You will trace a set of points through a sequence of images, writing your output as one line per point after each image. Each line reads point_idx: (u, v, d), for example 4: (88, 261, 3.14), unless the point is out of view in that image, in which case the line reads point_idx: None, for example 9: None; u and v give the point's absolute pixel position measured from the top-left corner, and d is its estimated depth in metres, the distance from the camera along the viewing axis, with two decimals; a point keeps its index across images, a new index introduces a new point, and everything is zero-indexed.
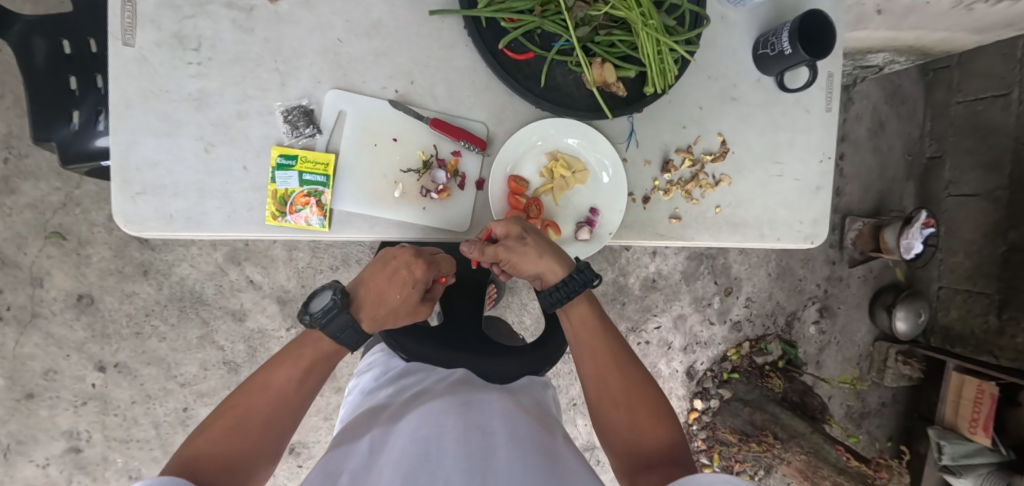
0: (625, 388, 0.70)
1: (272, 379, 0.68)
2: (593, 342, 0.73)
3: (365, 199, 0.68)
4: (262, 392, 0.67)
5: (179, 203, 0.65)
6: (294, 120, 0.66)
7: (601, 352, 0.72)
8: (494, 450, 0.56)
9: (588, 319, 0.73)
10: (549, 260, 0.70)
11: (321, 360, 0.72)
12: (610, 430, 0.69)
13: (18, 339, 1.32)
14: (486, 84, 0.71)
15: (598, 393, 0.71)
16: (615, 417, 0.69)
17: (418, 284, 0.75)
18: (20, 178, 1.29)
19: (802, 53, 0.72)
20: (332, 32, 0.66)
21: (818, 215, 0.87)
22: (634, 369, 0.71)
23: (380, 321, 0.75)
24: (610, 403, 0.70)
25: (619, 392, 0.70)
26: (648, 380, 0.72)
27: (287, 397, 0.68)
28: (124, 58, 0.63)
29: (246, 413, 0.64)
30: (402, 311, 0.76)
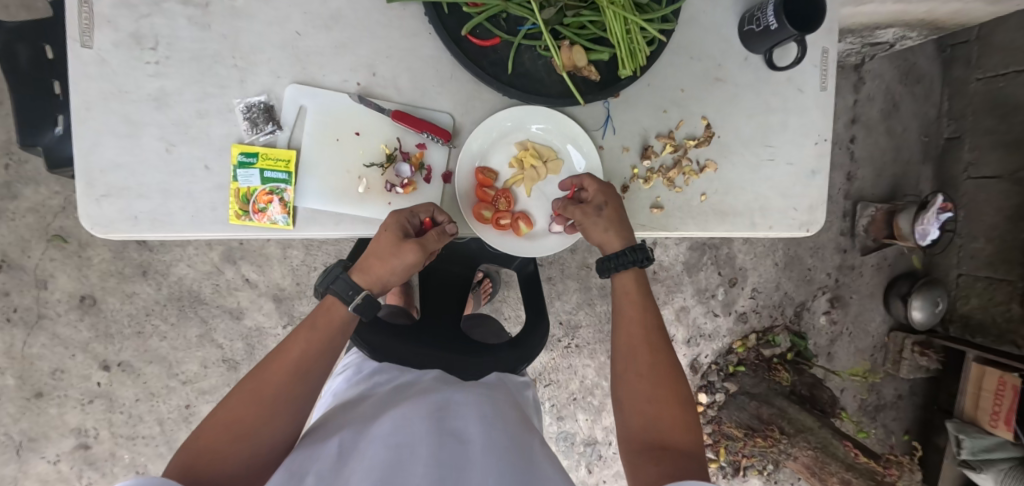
0: (654, 364, 0.62)
1: (284, 345, 0.62)
2: (629, 309, 0.67)
3: (328, 196, 0.67)
4: (275, 359, 0.61)
5: (142, 204, 0.65)
6: (254, 117, 0.65)
7: (637, 320, 0.65)
8: (469, 461, 0.52)
9: (631, 284, 0.67)
10: (614, 230, 0.67)
11: (336, 327, 0.64)
12: (629, 408, 0.61)
13: (25, 340, 1.36)
14: (452, 74, 0.69)
15: (625, 362, 0.64)
16: (639, 392, 0.61)
17: (390, 224, 0.65)
18: (21, 183, 1.32)
19: (789, 27, 0.67)
20: (291, 25, 0.66)
21: (814, 202, 0.82)
22: (666, 348, 0.64)
23: (374, 274, 0.65)
24: (636, 377, 0.62)
25: (647, 366, 0.62)
26: (676, 366, 0.64)
27: (300, 364, 0.60)
28: (83, 60, 0.62)
29: (256, 380, 0.58)
30: (384, 254, 0.64)
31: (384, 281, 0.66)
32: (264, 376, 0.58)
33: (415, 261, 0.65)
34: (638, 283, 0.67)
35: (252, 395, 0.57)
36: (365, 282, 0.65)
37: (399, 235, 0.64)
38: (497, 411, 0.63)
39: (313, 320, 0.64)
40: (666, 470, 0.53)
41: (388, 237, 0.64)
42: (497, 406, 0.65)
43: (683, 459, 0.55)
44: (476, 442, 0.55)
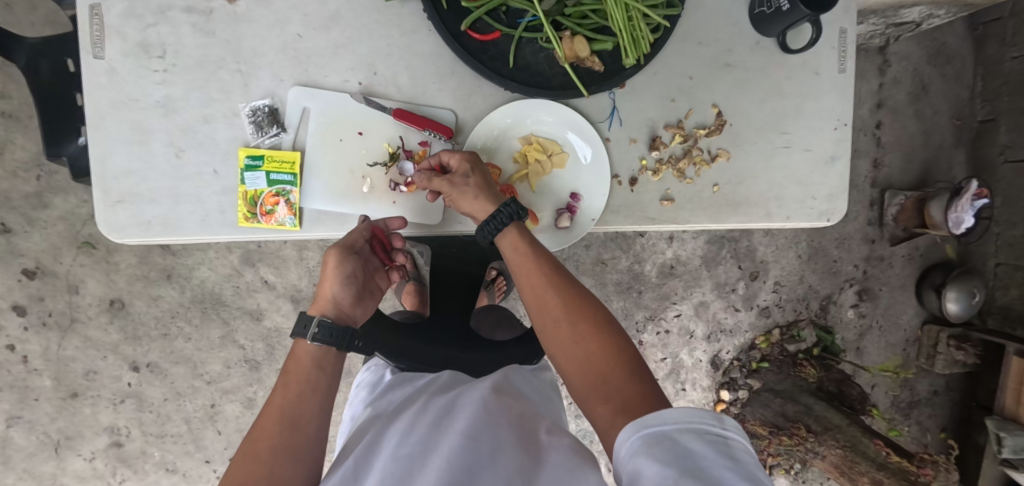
0: (564, 305, 0.56)
1: (273, 400, 0.60)
2: (520, 264, 0.61)
3: (335, 197, 0.68)
4: (260, 419, 0.59)
5: (155, 208, 0.66)
6: (259, 120, 0.66)
7: (531, 272, 0.59)
8: (479, 460, 0.50)
9: (519, 237, 0.62)
10: (484, 195, 0.64)
11: (318, 365, 0.64)
12: (560, 358, 0.55)
13: (60, 342, 1.42)
14: (452, 70, 0.68)
15: (538, 318, 0.58)
16: (561, 340, 0.55)
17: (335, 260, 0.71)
18: (51, 193, 1.37)
19: (802, 7, 0.64)
20: (291, 27, 0.66)
21: (835, 189, 0.78)
22: (570, 284, 0.58)
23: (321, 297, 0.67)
24: (551, 326, 0.56)
25: (557, 313, 0.56)
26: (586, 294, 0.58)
27: (286, 410, 0.59)
28: (94, 70, 0.64)
29: (249, 442, 0.57)
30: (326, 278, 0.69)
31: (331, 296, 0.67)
32: (252, 438, 0.57)
33: (341, 259, 0.66)
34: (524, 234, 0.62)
35: (247, 454, 0.55)
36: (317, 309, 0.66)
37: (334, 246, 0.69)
38: (504, 404, 0.60)
39: (294, 367, 0.64)
40: (615, 414, 0.46)
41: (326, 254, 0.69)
42: (506, 399, 0.62)
43: (626, 380, 0.49)
44: (485, 438, 0.53)
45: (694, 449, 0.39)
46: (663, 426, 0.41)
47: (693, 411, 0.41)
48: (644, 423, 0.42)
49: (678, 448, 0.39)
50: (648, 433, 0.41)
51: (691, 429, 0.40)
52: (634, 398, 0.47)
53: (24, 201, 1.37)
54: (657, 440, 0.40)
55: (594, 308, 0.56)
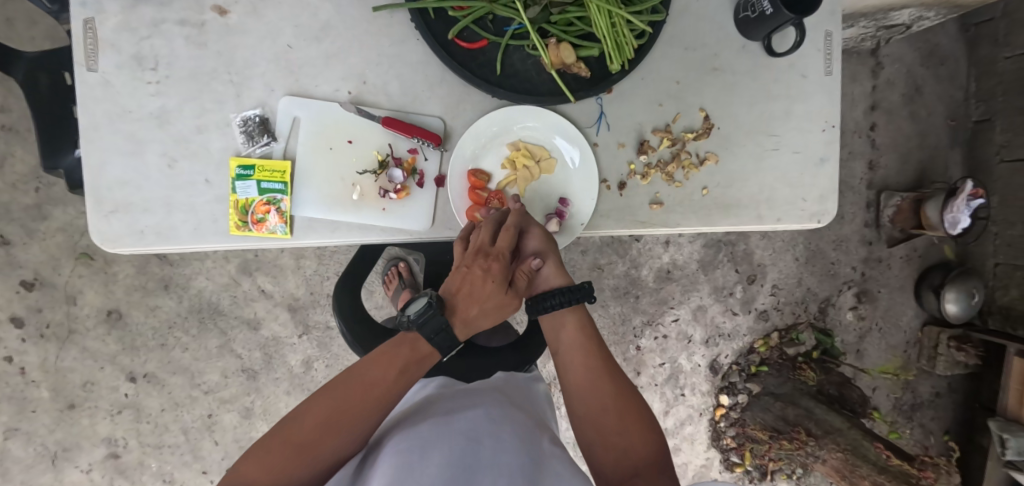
0: (611, 394, 0.64)
1: (370, 377, 0.59)
2: (576, 341, 0.68)
3: (324, 205, 0.68)
4: (362, 378, 0.59)
5: (148, 218, 0.67)
6: (250, 130, 0.67)
7: (587, 355, 0.67)
8: (481, 460, 0.51)
9: (577, 317, 0.69)
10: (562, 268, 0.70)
11: (420, 365, 0.62)
12: (596, 444, 0.62)
13: (58, 353, 1.42)
14: (441, 77, 0.69)
15: (581, 399, 0.65)
16: (604, 428, 0.62)
17: (492, 273, 0.64)
18: (50, 205, 1.39)
19: (785, 11, 0.65)
20: (282, 38, 0.67)
21: (825, 191, 0.78)
22: (621, 377, 0.66)
23: (469, 325, 0.65)
24: (595, 411, 0.63)
25: (608, 403, 0.63)
26: (631, 387, 0.66)
27: (382, 394, 0.58)
28: (89, 83, 0.66)
29: (334, 407, 0.56)
30: (486, 309, 0.65)
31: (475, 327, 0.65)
32: (347, 394, 0.57)
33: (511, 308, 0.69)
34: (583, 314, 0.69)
35: (329, 421, 0.55)
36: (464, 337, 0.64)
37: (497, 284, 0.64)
38: (503, 410, 0.61)
39: (403, 352, 0.61)
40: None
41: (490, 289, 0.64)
42: (505, 406, 0.63)
43: (659, 478, 0.58)
44: (488, 441, 0.54)
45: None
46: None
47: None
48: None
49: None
50: None
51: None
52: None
53: (23, 213, 1.38)
54: None
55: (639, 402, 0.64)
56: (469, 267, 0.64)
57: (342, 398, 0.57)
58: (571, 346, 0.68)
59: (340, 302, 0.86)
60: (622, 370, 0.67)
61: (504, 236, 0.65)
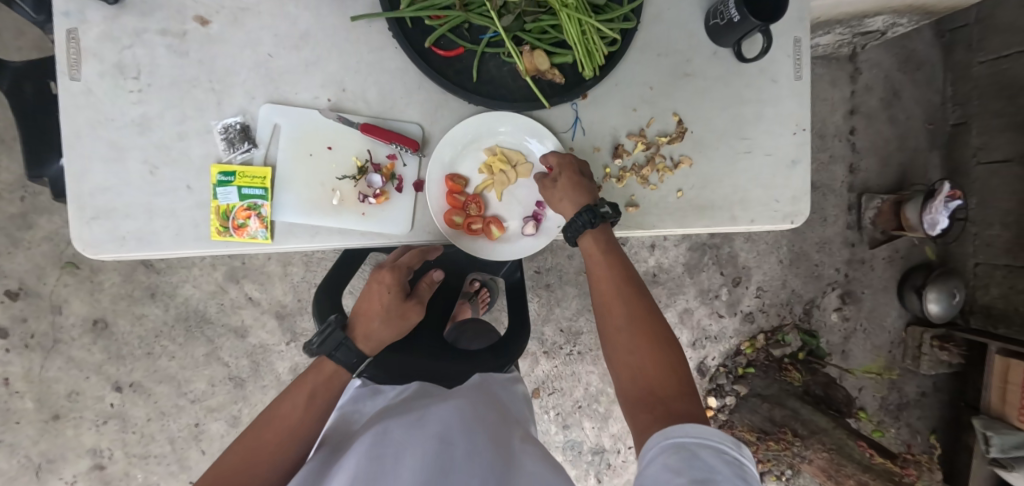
0: (631, 319, 0.61)
1: (284, 411, 0.66)
2: (598, 267, 0.66)
3: (304, 210, 0.68)
4: (277, 414, 0.65)
5: (129, 224, 0.68)
6: (231, 137, 0.67)
7: (605, 279, 0.65)
8: (455, 460, 0.51)
9: (596, 244, 0.66)
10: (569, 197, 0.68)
11: (332, 386, 0.70)
12: (614, 364, 0.61)
13: (42, 363, 1.42)
14: (419, 84, 0.69)
15: (604, 323, 0.64)
16: (619, 350, 0.60)
17: (390, 285, 0.77)
18: (36, 214, 1.40)
19: (751, 18, 0.67)
20: (263, 47, 0.68)
21: (797, 192, 0.81)
22: (642, 300, 0.63)
23: (374, 337, 0.74)
24: (613, 332, 0.62)
25: (628, 328, 0.60)
26: (654, 310, 0.62)
27: (298, 422, 0.65)
28: (72, 92, 0.67)
29: (255, 445, 0.62)
30: (388, 318, 0.75)
31: (380, 337, 0.74)
32: (265, 431, 0.64)
33: (416, 315, 0.79)
34: (603, 240, 0.66)
35: (251, 457, 0.61)
36: (369, 347, 0.73)
37: (397, 298, 0.76)
38: (476, 412, 0.62)
39: (309, 380, 0.69)
40: (656, 421, 0.51)
41: (390, 302, 0.76)
42: (480, 408, 0.63)
43: (681, 400, 0.53)
44: (460, 442, 0.54)
45: (708, 459, 0.44)
46: (683, 440, 0.46)
47: (715, 432, 0.47)
48: (667, 434, 0.47)
49: (695, 457, 0.44)
50: (671, 443, 0.47)
51: (711, 443, 0.45)
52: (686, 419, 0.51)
53: (9, 222, 1.40)
54: (677, 449, 0.45)
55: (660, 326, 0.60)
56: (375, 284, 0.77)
57: (261, 435, 0.63)
58: (593, 272, 0.67)
59: (320, 306, 0.86)
60: (645, 293, 0.64)
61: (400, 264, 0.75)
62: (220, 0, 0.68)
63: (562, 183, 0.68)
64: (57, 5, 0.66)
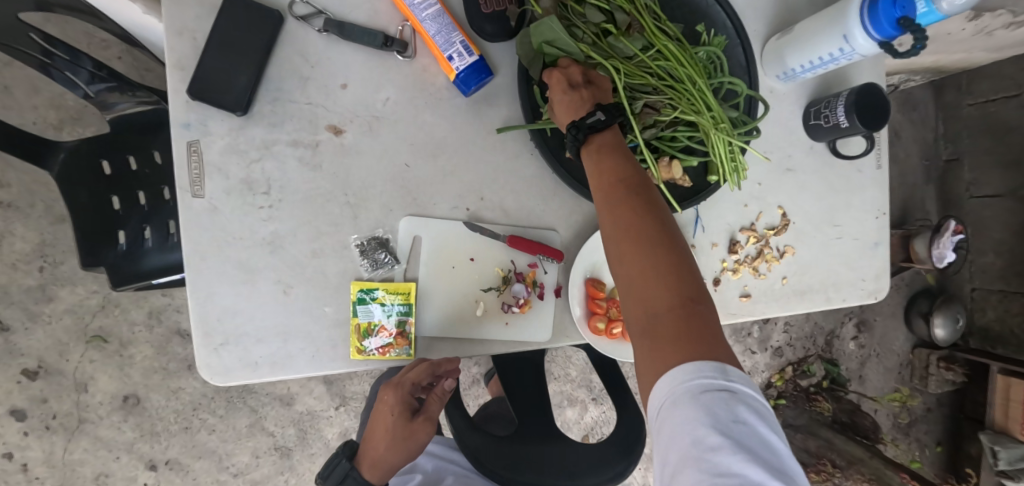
0: (624, 233, 0.52)
1: None
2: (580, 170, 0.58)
3: (450, 323, 0.67)
4: None
5: (263, 348, 0.63)
6: (371, 252, 0.65)
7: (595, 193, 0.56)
8: None
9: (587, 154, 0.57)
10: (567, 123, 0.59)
11: None
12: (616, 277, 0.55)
13: (66, 446, 1.32)
14: (555, 191, 0.70)
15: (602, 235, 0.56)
16: (616, 266, 0.53)
17: (395, 409, 0.82)
18: (56, 285, 1.30)
19: (860, 125, 0.73)
20: (399, 157, 0.66)
21: (880, 271, 0.88)
22: (635, 208, 0.53)
23: (382, 460, 0.82)
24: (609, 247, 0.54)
25: (613, 232, 0.53)
26: (650, 214, 0.52)
27: None
28: (195, 211, 0.61)
29: None
30: (394, 441, 0.82)
31: (389, 459, 0.82)
32: None
33: (424, 432, 0.84)
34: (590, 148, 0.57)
35: None
36: (376, 472, 0.82)
37: (404, 422, 0.82)
38: None
39: None
40: (656, 356, 0.47)
41: (396, 427, 0.82)
42: None
43: (681, 321, 0.47)
44: None
45: (681, 418, 0.42)
46: (661, 399, 0.44)
47: (684, 366, 0.44)
48: (666, 381, 0.44)
49: (670, 417, 0.43)
50: (664, 400, 0.44)
51: (678, 389, 0.43)
52: (678, 333, 0.46)
53: (26, 295, 1.29)
54: (669, 408, 0.43)
55: (657, 234, 0.51)
56: (385, 412, 0.84)
57: None
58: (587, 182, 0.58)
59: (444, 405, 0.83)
60: (640, 197, 0.53)
61: (389, 397, 0.83)
62: (356, 109, 0.65)
63: (556, 110, 0.59)
64: (176, 116, 0.61)
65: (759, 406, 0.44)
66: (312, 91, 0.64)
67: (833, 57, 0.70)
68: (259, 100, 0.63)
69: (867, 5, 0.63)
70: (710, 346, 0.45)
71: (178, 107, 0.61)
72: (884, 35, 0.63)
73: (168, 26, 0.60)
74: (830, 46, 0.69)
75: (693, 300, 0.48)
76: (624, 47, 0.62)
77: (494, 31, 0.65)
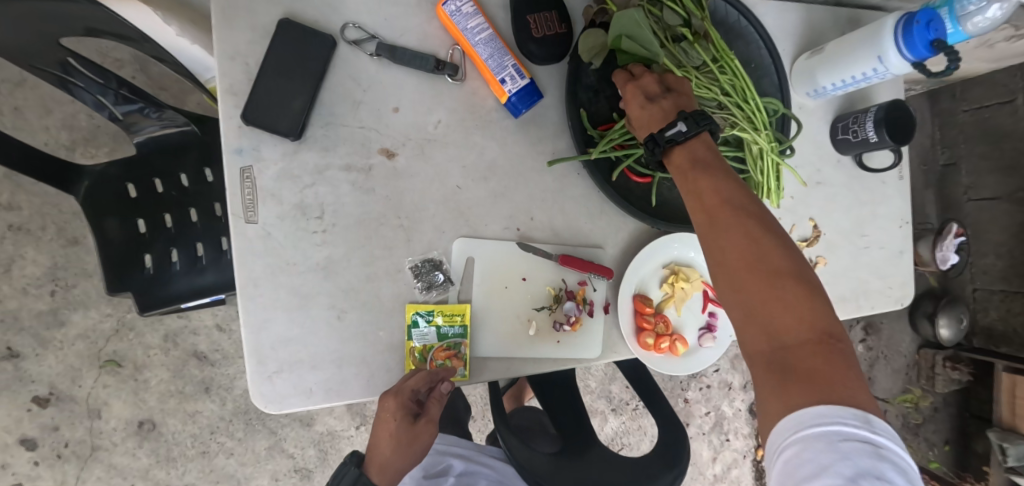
0: (737, 253, 0.49)
1: None
2: (691, 184, 0.54)
3: (503, 343, 0.67)
4: None
5: (317, 375, 0.62)
6: (425, 273, 0.65)
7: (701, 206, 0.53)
8: None
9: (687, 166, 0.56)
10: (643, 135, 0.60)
11: None
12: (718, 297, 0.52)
13: (78, 475, 1.28)
14: (601, 209, 0.71)
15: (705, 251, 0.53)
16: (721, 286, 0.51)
17: (390, 415, 0.63)
18: (69, 309, 1.27)
19: (888, 139, 0.75)
20: (451, 179, 0.67)
21: (904, 279, 0.89)
22: (750, 228, 0.50)
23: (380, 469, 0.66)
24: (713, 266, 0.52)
25: (726, 254, 0.50)
26: (766, 236, 0.49)
27: None
28: (249, 237, 0.61)
29: None
30: (397, 447, 0.66)
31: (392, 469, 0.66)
32: None
33: (429, 434, 0.68)
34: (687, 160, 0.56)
35: None
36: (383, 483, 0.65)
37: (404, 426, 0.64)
38: None
39: None
40: (775, 389, 0.43)
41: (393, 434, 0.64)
42: None
43: (807, 356, 0.44)
44: None
45: (811, 461, 0.38)
46: (784, 436, 0.41)
47: (816, 407, 0.40)
48: (797, 420, 0.40)
49: (796, 457, 0.39)
50: (791, 438, 0.40)
51: (807, 430, 0.40)
52: (809, 370, 0.43)
53: (37, 320, 1.25)
54: (795, 448, 0.40)
55: (779, 260, 0.48)
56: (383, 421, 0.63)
57: None
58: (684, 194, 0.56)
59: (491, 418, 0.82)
60: (754, 218, 0.50)
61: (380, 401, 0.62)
62: (407, 133, 0.66)
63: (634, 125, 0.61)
64: (229, 141, 0.60)
65: (904, 464, 0.39)
66: (364, 116, 0.65)
67: (866, 76, 0.72)
68: (312, 125, 0.63)
69: (902, 26, 0.65)
70: (842, 386, 0.42)
71: (230, 133, 0.60)
72: (917, 56, 0.65)
73: (220, 52, 0.60)
74: (863, 66, 0.71)
75: (831, 339, 0.44)
76: (696, 54, 0.66)
77: (541, 54, 0.68)
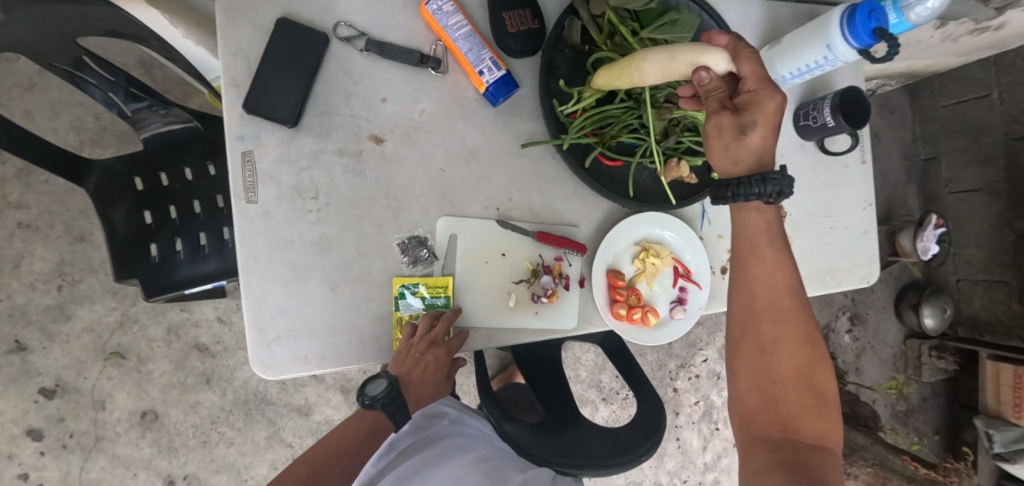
0: (790, 354, 0.59)
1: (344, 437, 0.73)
2: (763, 263, 0.60)
3: (484, 314, 0.73)
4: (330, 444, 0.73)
5: (312, 343, 0.67)
6: (412, 249, 0.70)
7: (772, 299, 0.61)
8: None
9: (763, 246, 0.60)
10: (742, 152, 0.57)
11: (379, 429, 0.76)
12: (743, 374, 0.61)
13: (83, 465, 1.32)
14: (577, 190, 0.77)
15: (751, 331, 0.61)
16: (759, 369, 0.60)
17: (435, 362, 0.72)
18: (75, 303, 1.31)
19: (845, 125, 0.80)
20: (436, 163, 0.72)
21: (870, 257, 0.94)
22: (806, 342, 0.60)
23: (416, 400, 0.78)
24: (756, 349, 0.60)
25: (782, 349, 0.59)
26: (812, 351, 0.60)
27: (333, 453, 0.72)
28: (250, 215, 0.66)
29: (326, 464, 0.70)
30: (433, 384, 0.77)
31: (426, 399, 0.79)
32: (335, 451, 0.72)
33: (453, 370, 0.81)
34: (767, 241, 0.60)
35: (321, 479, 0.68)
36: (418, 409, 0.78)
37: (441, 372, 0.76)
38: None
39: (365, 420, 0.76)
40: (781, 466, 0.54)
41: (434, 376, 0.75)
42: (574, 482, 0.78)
43: (810, 454, 0.55)
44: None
45: None
46: None
47: None
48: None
49: None
50: None
51: None
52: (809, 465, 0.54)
53: (44, 315, 1.30)
54: None
55: (818, 377, 0.59)
56: (416, 354, 0.70)
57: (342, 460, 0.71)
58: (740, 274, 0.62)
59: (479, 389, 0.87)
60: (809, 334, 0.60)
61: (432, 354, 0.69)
62: (395, 120, 0.71)
63: (745, 142, 0.57)
64: (231, 129, 0.65)
65: None
66: (356, 105, 0.70)
67: (818, 64, 0.77)
68: (307, 114, 0.68)
69: (846, 18, 0.70)
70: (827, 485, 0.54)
71: (233, 121, 0.66)
72: (860, 43, 0.70)
73: (223, 48, 0.65)
74: (814, 55, 0.76)
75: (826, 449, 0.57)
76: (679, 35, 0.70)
77: (518, 48, 0.73)
